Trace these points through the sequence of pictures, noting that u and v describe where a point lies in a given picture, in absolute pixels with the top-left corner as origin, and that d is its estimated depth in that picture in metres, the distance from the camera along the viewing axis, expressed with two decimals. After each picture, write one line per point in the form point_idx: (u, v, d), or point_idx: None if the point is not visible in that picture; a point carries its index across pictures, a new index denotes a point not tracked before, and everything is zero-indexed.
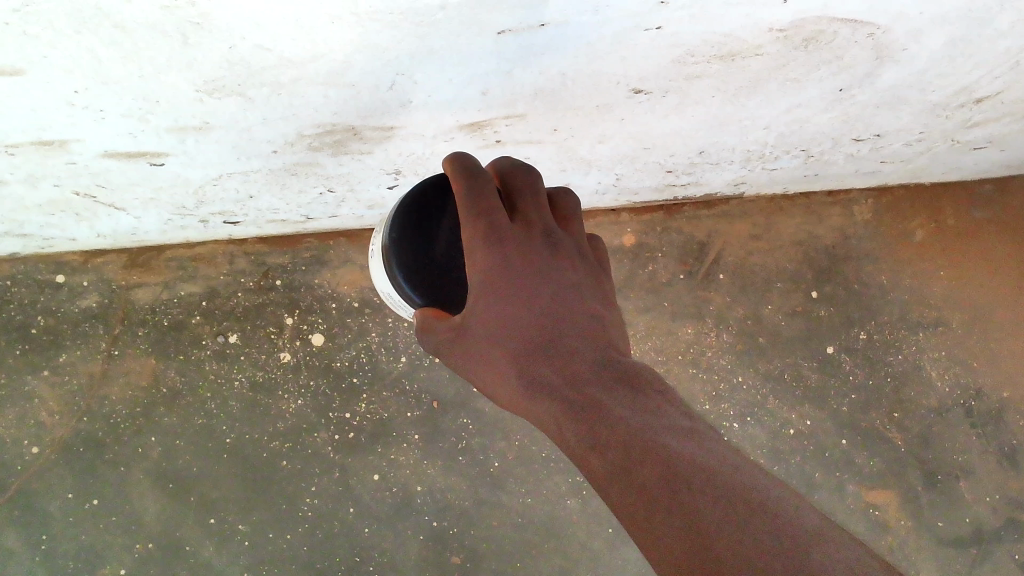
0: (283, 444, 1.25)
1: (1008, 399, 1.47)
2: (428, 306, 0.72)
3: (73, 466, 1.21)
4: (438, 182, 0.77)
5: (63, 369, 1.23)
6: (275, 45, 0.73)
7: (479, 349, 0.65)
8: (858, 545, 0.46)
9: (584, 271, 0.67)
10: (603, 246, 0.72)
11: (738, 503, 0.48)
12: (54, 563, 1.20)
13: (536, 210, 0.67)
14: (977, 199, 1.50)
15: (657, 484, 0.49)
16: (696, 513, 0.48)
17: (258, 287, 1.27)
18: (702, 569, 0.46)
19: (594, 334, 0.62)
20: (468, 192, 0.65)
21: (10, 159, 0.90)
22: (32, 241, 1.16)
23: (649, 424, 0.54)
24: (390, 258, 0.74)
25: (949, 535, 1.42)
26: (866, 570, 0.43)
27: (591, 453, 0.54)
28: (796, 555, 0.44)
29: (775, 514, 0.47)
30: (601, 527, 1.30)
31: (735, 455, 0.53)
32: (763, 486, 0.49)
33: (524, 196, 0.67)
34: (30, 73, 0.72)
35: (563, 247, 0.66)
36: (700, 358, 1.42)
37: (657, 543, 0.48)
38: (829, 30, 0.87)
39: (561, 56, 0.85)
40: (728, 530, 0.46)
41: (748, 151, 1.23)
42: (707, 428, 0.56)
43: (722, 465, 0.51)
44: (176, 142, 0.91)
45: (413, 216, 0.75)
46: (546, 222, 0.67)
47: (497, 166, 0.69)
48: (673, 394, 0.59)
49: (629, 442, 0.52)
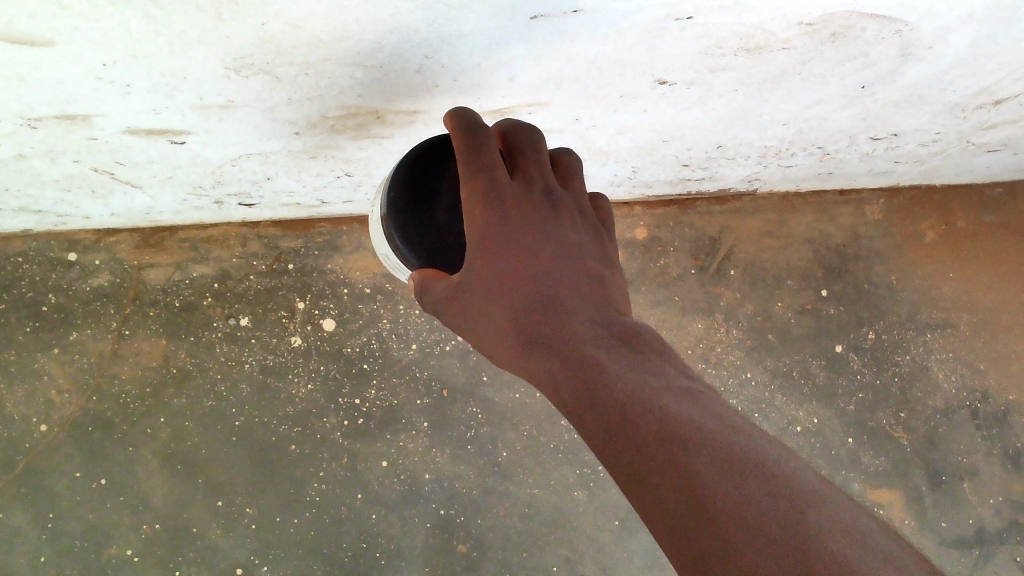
0: (293, 428, 1.25)
1: (1012, 401, 1.48)
2: (423, 267, 0.73)
3: (81, 445, 1.21)
4: (438, 145, 0.77)
5: (73, 347, 1.22)
6: (307, 23, 0.73)
7: (476, 306, 0.65)
8: (857, 506, 0.47)
9: (584, 233, 0.68)
10: (606, 206, 0.75)
11: (734, 461, 0.48)
12: (59, 541, 1.19)
13: (538, 169, 0.68)
14: (987, 203, 1.51)
15: (652, 440, 0.50)
16: (689, 465, 0.48)
17: (271, 271, 1.26)
18: (695, 526, 0.45)
19: (592, 297, 0.63)
20: (467, 148, 0.66)
21: (31, 133, 0.90)
22: (46, 218, 1.15)
23: (646, 384, 0.55)
24: (387, 216, 0.75)
25: (952, 536, 1.43)
26: (864, 532, 0.44)
27: (587, 411, 0.55)
28: (793, 514, 0.44)
29: (772, 473, 0.47)
30: (608, 520, 1.30)
31: (732, 415, 0.53)
32: (760, 445, 0.49)
33: (525, 155, 0.68)
34: (59, 44, 0.71)
35: (563, 207, 0.68)
36: (709, 353, 1.42)
37: (651, 500, 0.48)
38: (857, 26, 0.87)
39: (590, 43, 0.84)
40: (723, 486, 0.46)
41: (765, 146, 1.23)
42: (704, 388, 0.57)
43: (720, 424, 0.51)
44: (200, 120, 0.91)
45: (412, 176, 0.76)
46: (546, 181, 0.68)
47: (500, 127, 0.70)
48: (670, 357, 0.60)
49: (626, 401, 0.53)
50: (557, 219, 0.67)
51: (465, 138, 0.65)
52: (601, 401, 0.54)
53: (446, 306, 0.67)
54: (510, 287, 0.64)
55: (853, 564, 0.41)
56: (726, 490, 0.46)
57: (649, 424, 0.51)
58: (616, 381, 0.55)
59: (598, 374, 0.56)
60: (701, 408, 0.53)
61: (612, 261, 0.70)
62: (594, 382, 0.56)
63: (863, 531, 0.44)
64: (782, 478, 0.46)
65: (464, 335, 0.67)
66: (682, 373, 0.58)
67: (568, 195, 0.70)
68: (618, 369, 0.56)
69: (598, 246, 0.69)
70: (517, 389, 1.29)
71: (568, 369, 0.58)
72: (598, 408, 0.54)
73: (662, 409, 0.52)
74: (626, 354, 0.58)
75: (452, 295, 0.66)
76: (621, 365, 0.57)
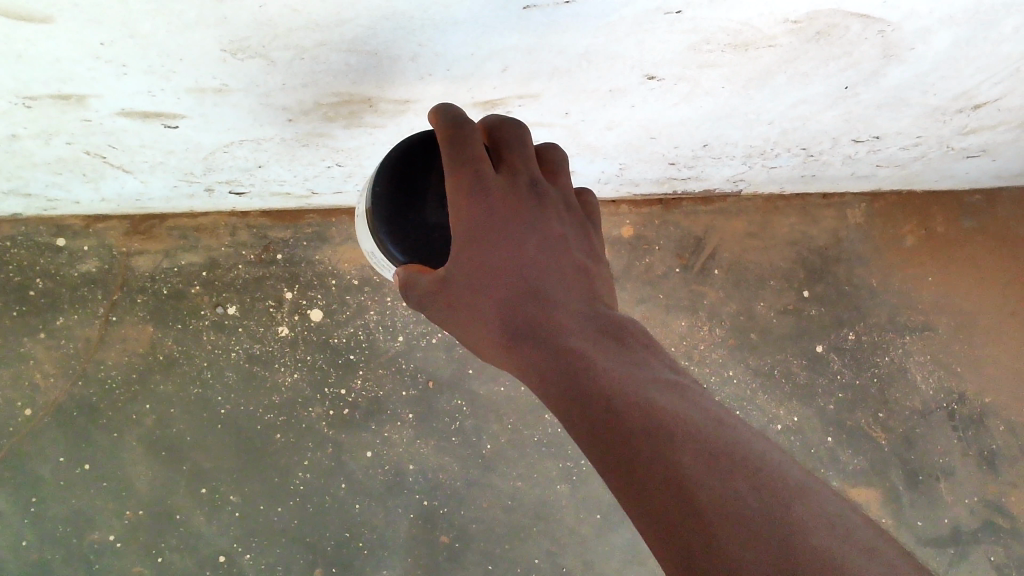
0: (279, 417, 1.25)
1: (988, 404, 1.51)
2: (410, 261, 0.74)
3: (66, 430, 1.21)
4: (425, 138, 0.78)
5: (60, 332, 1.22)
6: (305, 7, 0.74)
7: (462, 300, 0.66)
8: (836, 497, 0.49)
9: (569, 228, 0.69)
10: (592, 201, 0.77)
11: (717, 455, 0.48)
12: (42, 526, 1.19)
13: (523, 162, 0.69)
14: (966, 209, 1.55)
15: (636, 433, 0.50)
16: (673, 457, 0.48)
17: (259, 260, 1.27)
18: (679, 518, 0.46)
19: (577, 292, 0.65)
20: (452, 141, 0.66)
21: (26, 112, 0.90)
22: (36, 202, 1.15)
23: (629, 377, 0.55)
24: (374, 212, 0.76)
25: (928, 535, 1.44)
26: (845, 525, 0.45)
27: (571, 404, 0.55)
28: (776, 507, 0.45)
29: (755, 467, 0.48)
30: (590, 512, 1.31)
31: (715, 407, 0.55)
32: (743, 439, 0.51)
33: (510, 149, 0.69)
34: (58, 22, 0.72)
35: (548, 200, 0.69)
36: (692, 351, 1.42)
37: (636, 492, 0.49)
38: (841, 25, 0.89)
39: (582, 35, 0.86)
40: (706, 479, 0.47)
41: (750, 146, 1.25)
42: (687, 381, 0.58)
43: (703, 418, 0.52)
44: (194, 104, 0.92)
45: (399, 170, 0.77)
46: (532, 174, 0.69)
47: (486, 122, 0.71)
48: (654, 350, 0.61)
49: (610, 394, 0.54)
50: (543, 213, 0.68)
51: (450, 132, 0.66)
52: (585, 394, 0.55)
53: (430, 299, 0.67)
54: (496, 281, 0.65)
55: (832, 556, 0.42)
56: (710, 484, 0.47)
57: (633, 416, 0.52)
58: (600, 374, 0.56)
59: (583, 368, 0.57)
60: (684, 401, 0.53)
61: (596, 255, 0.71)
62: (579, 375, 0.56)
63: (845, 525, 0.45)
64: (766, 473, 0.48)
65: (448, 328, 0.68)
66: (667, 367, 0.60)
67: (554, 189, 0.71)
68: (603, 364, 0.57)
69: (582, 239, 0.71)
70: (502, 382, 1.31)
71: (553, 363, 0.59)
72: (582, 402, 0.55)
73: (646, 402, 0.53)
74: (611, 349, 0.60)
75: (437, 288, 0.67)
76: (606, 360, 0.58)
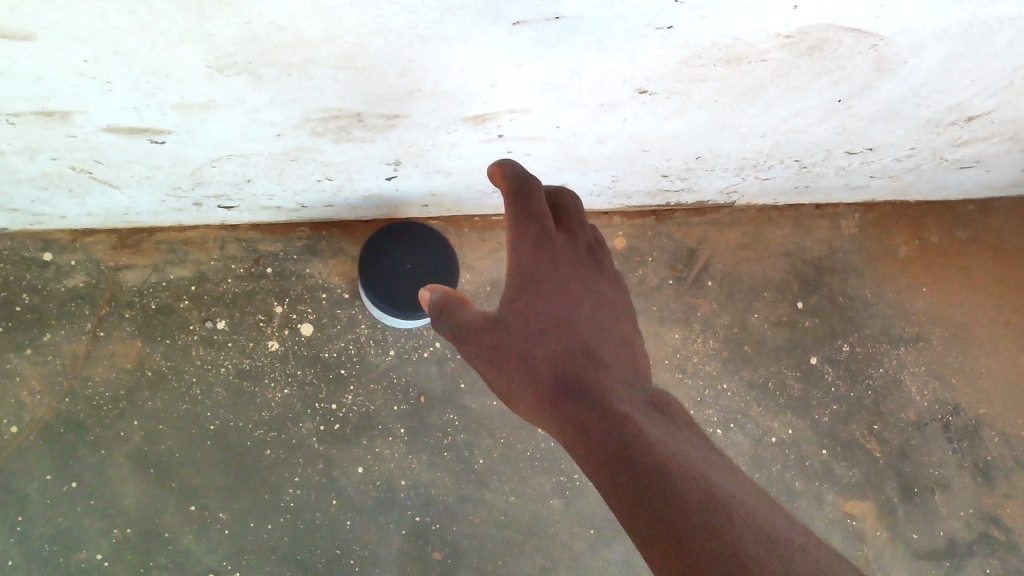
0: (269, 433, 1.23)
1: (983, 415, 1.50)
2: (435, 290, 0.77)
3: (51, 447, 1.19)
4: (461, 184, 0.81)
5: (46, 348, 1.21)
6: (291, 23, 0.74)
7: (498, 342, 0.66)
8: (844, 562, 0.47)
9: (614, 299, 0.72)
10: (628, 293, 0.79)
11: (753, 520, 0.48)
12: (28, 545, 1.18)
13: (579, 229, 0.73)
14: (959, 219, 1.56)
15: (674, 480, 0.50)
16: (711, 509, 0.48)
17: (249, 274, 1.26)
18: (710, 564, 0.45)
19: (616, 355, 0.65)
20: (517, 188, 0.69)
21: (9, 128, 0.89)
22: (22, 217, 1.14)
23: (668, 435, 0.56)
24: None
25: (924, 548, 1.43)
26: None
27: (605, 449, 0.55)
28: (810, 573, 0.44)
29: (787, 539, 0.47)
30: (583, 527, 1.30)
31: (750, 482, 0.55)
32: (777, 514, 0.50)
33: (569, 215, 0.73)
34: (41, 39, 0.71)
35: (599, 270, 0.72)
36: (686, 364, 1.40)
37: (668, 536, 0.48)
38: (834, 39, 0.89)
39: (573, 50, 0.86)
40: (743, 535, 0.46)
41: (743, 158, 1.24)
42: (722, 454, 0.59)
43: (740, 486, 0.52)
44: (180, 119, 0.91)
45: None
46: (587, 242, 0.73)
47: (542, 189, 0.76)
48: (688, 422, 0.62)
49: (648, 442, 0.54)
50: (593, 279, 0.70)
51: (518, 179, 0.69)
52: (623, 440, 0.55)
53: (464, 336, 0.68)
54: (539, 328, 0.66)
55: None
56: (748, 539, 0.46)
57: (671, 465, 0.52)
58: (640, 426, 0.56)
59: (621, 419, 0.57)
60: (724, 470, 0.54)
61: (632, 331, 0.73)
62: (616, 422, 0.56)
63: None
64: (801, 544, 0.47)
65: (475, 368, 0.68)
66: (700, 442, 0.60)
67: (602, 261, 0.74)
68: (640, 417, 0.57)
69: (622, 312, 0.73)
70: (494, 396, 1.30)
71: (586, 410, 0.59)
72: (616, 447, 0.54)
73: (686, 459, 0.53)
74: (645, 408, 0.60)
75: (475, 327, 0.67)
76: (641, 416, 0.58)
